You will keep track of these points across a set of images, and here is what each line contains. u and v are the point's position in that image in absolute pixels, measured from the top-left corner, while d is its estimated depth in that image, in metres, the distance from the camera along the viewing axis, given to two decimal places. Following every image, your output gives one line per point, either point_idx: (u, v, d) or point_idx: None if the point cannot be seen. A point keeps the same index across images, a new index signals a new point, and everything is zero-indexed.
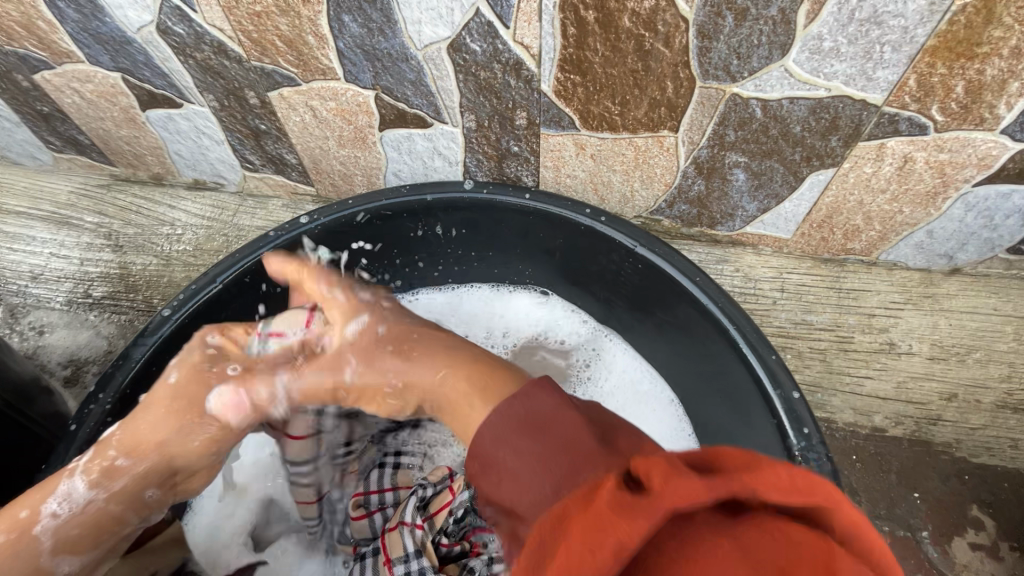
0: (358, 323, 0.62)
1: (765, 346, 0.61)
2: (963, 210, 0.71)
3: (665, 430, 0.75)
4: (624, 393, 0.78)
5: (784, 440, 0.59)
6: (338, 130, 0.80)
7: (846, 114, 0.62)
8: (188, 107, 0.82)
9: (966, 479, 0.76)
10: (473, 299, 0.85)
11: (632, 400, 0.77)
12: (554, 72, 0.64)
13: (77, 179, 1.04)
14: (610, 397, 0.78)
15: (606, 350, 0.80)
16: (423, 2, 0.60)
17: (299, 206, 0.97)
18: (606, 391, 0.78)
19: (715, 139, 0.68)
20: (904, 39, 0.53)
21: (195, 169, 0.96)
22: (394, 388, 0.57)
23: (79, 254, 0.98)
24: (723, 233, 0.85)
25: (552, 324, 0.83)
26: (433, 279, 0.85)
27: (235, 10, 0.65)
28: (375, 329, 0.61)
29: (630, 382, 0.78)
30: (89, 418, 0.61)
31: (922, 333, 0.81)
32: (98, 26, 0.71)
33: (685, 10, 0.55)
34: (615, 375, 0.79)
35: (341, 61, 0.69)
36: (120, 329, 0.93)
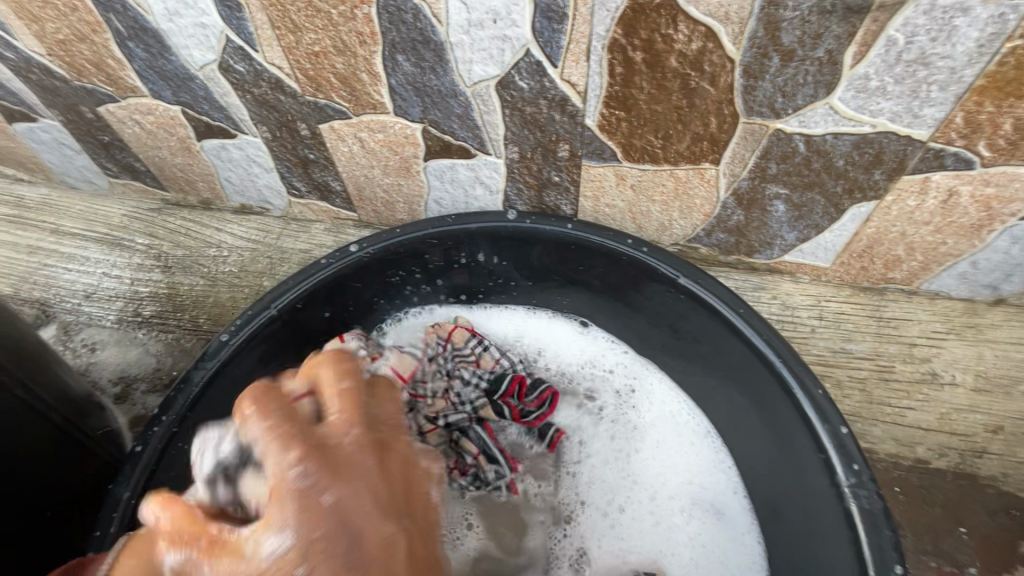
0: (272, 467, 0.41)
1: (812, 381, 0.61)
2: (1008, 243, 0.71)
3: (705, 464, 0.75)
4: (663, 425, 0.78)
5: (831, 476, 0.59)
6: (384, 160, 0.83)
7: (890, 149, 0.62)
8: (241, 138, 0.86)
9: (1015, 514, 0.74)
10: (505, 319, 0.86)
11: (671, 433, 0.77)
12: (599, 108, 0.66)
13: (130, 202, 1.09)
14: (650, 429, 0.78)
15: (644, 379, 0.81)
16: (475, 43, 0.62)
17: (342, 230, 1.00)
18: (645, 425, 0.78)
19: (756, 172, 0.69)
20: (952, 79, 0.54)
21: (244, 195, 1.00)
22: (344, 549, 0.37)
23: (130, 275, 1.03)
24: (761, 261, 0.85)
25: (591, 350, 0.83)
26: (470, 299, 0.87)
27: (294, 50, 0.69)
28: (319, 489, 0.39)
29: (669, 413, 0.78)
30: (154, 439, 0.65)
31: (966, 364, 0.80)
32: (164, 64, 0.76)
33: (732, 51, 0.57)
34: (655, 407, 0.79)
35: (392, 97, 0.72)
36: (168, 347, 0.97)
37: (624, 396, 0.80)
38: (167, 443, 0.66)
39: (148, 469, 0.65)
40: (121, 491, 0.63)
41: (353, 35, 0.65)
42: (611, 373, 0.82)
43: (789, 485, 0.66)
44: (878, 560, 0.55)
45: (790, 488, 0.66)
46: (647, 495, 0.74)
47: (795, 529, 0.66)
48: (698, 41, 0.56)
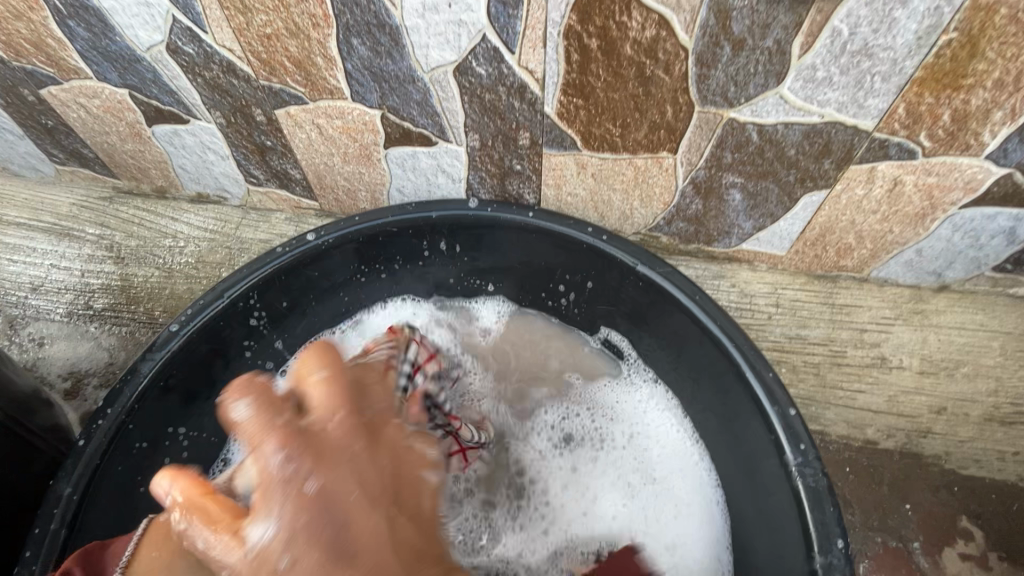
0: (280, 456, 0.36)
1: (761, 363, 0.62)
2: (950, 231, 0.73)
3: (684, 482, 0.74)
4: (642, 439, 0.78)
5: (779, 456, 0.60)
6: (343, 148, 0.81)
7: (838, 139, 0.64)
8: (194, 123, 0.83)
9: (956, 490, 0.78)
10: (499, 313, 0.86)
11: (659, 441, 0.77)
12: (557, 96, 0.66)
13: (79, 191, 1.04)
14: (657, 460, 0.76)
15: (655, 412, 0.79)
16: (430, 27, 0.61)
17: (303, 220, 0.98)
18: (633, 436, 0.78)
19: (712, 161, 0.71)
20: (893, 70, 0.56)
21: (200, 182, 0.97)
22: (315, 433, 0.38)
23: (81, 266, 0.98)
24: (720, 250, 0.87)
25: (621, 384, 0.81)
26: (447, 284, 0.86)
27: (245, 32, 0.67)
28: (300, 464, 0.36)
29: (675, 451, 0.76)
30: (99, 433, 0.63)
31: (912, 348, 0.84)
32: (108, 45, 0.73)
33: (684, 39, 0.57)
34: (644, 430, 0.78)
35: (348, 82, 0.70)
36: (121, 341, 0.93)
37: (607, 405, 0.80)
38: (113, 437, 0.64)
39: (91, 465, 0.63)
40: (63, 486, 0.60)
41: (306, 17, 0.63)
42: (605, 394, 0.81)
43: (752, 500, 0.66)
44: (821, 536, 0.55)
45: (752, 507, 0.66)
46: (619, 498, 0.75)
47: (755, 534, 0.65)
48: (651, 29, 0.57)
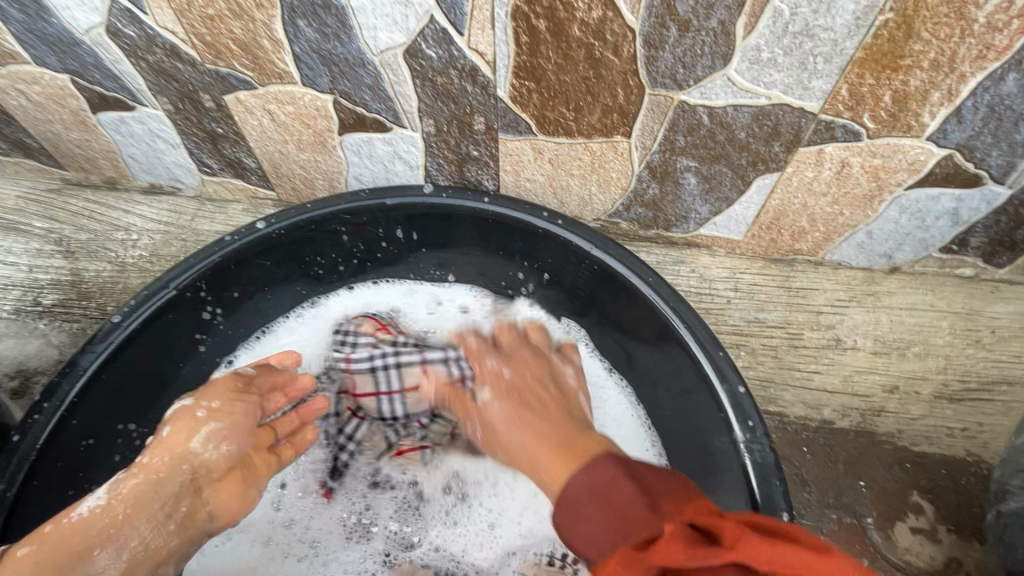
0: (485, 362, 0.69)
1: (713, 344, 0.63)
2: (897, 213, 0.75)
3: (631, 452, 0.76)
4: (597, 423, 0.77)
5: (729, 434, 0.61)
6: (297, 134, 0.79)
7: (786, 121, 0.65)
8: (141, 110, 0.81)
9: (908, 467, 0.80)
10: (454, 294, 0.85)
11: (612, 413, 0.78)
12: (509, 79, 0.66)
13: (25, 183, 1.00)
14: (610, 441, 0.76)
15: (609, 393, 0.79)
16: (377, 8, 0.60)
17: (260, 210, 0.96)
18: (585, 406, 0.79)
19: (666, 145, 0.71)
20: (834, 51, 0.57)
21: (151, 173, 0.94)
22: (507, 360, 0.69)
23: (28, 260, 0.95)
24: (679, 235, 0.88)
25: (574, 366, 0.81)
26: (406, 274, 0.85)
27: (187, 13, 0.65)
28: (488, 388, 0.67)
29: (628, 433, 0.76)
30: (35, 429, 0.61)
31: (866, 329, 0.86)
32: (45, 27, 0.70)
33: (631, 20, 0.57)
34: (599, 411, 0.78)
35: (297, 65, 0.69)
36: (72, 337, 0.90)
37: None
38: (51, 433, 0.62)
39: (26, 461, 0.60)
40: None
41: None
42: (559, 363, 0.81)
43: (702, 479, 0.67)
44: (767, 509, 0.57)
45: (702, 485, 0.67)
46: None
47: None
48: (598, 9, 0.57)
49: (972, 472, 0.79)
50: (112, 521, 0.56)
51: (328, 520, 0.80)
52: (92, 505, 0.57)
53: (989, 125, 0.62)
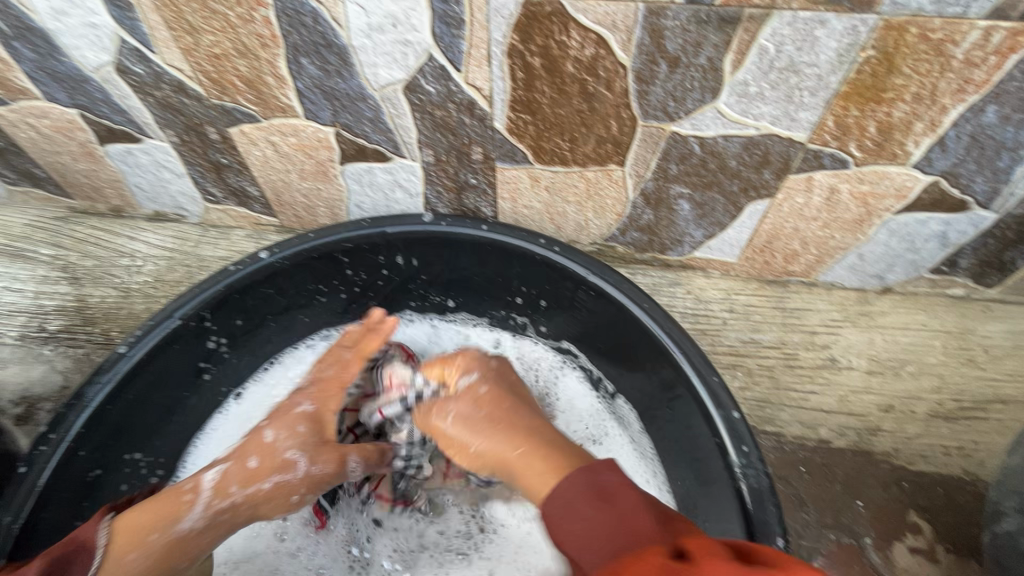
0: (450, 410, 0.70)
1: (708, 369, 0.64)
2: (887, 236, 0.77)
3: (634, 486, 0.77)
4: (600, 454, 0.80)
5: (725, 458, 0.62)
6: (299, 164, 0.81)
7: (775, 150, 0.67)
8: (148, 142, 0.83)
9: (905, 486, 0.80)
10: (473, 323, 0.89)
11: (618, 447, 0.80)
12: (505, 112, 0.68)
13: (32, 211, 1.02)
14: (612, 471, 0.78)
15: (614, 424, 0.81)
16: (377, 47, 0.62)
17: (263, 236, 0.97)
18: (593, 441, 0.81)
19: (659, 173, 0.73)
20: (820, 85, 0.59)
21: (156, 201, 0.96)
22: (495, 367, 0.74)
23: (34, 287, 0.96)
24: (674, 258, 0.89)
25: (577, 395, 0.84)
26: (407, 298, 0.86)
27: (193, 52, 0.67)
28: (478, 387, 0.70)
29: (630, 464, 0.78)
30: (42, 459, 0.62)
31: (861, 349, 0.87)
32: (55, 65, 0.72)
33: (623, 58, 0.59)
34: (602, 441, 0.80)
35: (300, 100, 0.71)
36: (77, 363, 0.90)
37: (568, 407, 0.83)
38: (57, 464, 0.63)
39: (34, 493, 0.61)
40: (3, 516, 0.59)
41: (254, 37, 0.64)
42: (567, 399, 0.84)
43: (699, 503, 0.68)
44: (761, 535, 0.57)
45: (699, 508, 0.68)
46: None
47: None
48: (590, 47, 0.59)
49: (969, 491, 0.79)
50: (194, 544, 0.64)
51: (329, 551, 0.80)
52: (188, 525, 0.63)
53: (972, 153, 0.63)
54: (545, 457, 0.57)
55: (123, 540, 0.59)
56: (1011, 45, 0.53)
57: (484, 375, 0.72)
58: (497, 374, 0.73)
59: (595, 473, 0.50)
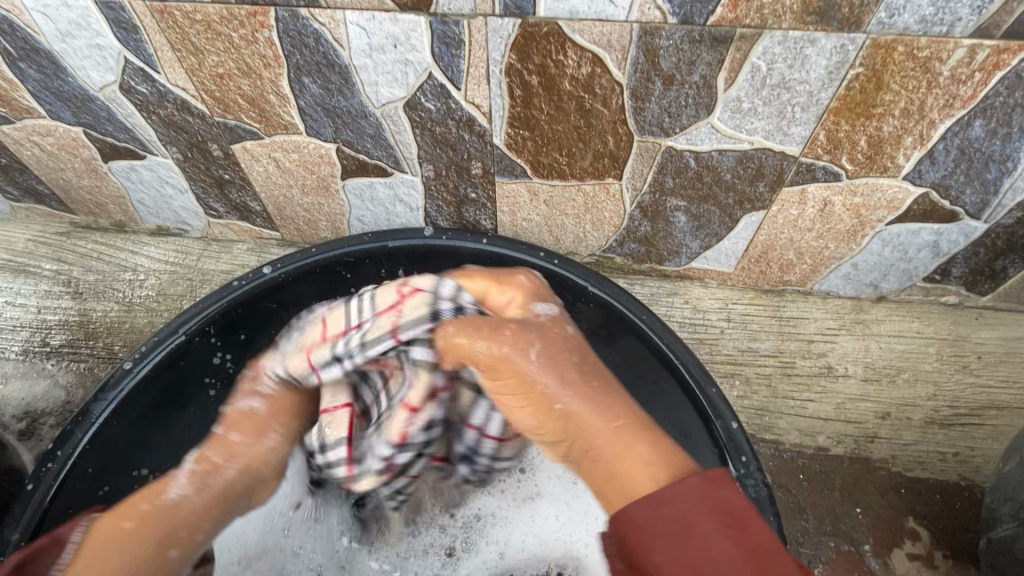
0: (544, 310, 0.57)
1: (706, 380, 0.65)
2: (880, 246, 0.78)
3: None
4: None
5: (724, 468, 0.62)
6: (301, 180, 0.83)
7: (769, 164, 0.68)
8: (151, 159, 0.84)
9: (903, 492, 0.80)
10: None
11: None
12: (504, 128, 0.69)
13: (35, 227, 1.03)
14: None
15: None
16: (379, 66, 0.64)
17: (264, 250, 0.98)
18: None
19: (656, 186, 0.74)
20: (811, 101, 0.60)
21: (159, 216, 0.97)
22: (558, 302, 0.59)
23: (37, 302, 0.97)
24: (672, 268, 0.91)
25: None
26: None
27: (197, 72, 0.68)
28: (565, 325, 0.55)
29: None
30: (48, 476, 0.63)
31: (857, 357, 0.88)
32: (61, 85, 0.73)
33: (619, 75, 0.61)
34: None
35: (302, 118, 0.72)
36: (79, 377, 0.90)
37: None
38: (62, 480, 0.63)
39: (40, 510, 0.62)
40: (11, 532, 0.60)
41: (257, 57, 0.65)
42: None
43: None
44: None
45: None
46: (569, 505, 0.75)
47: None
48: (587, 66, 0.60)
49: (966, 496, 0.79)
50: (188, 521, 0.55)
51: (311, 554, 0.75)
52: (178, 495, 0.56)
53: (961, 165, 0.65)
54: (650, 443, 0.45)
55: (102, 524, 0.53)
56: (995, 63, 0.54)
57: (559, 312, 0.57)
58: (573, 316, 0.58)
59: (713, 485, 0.42)
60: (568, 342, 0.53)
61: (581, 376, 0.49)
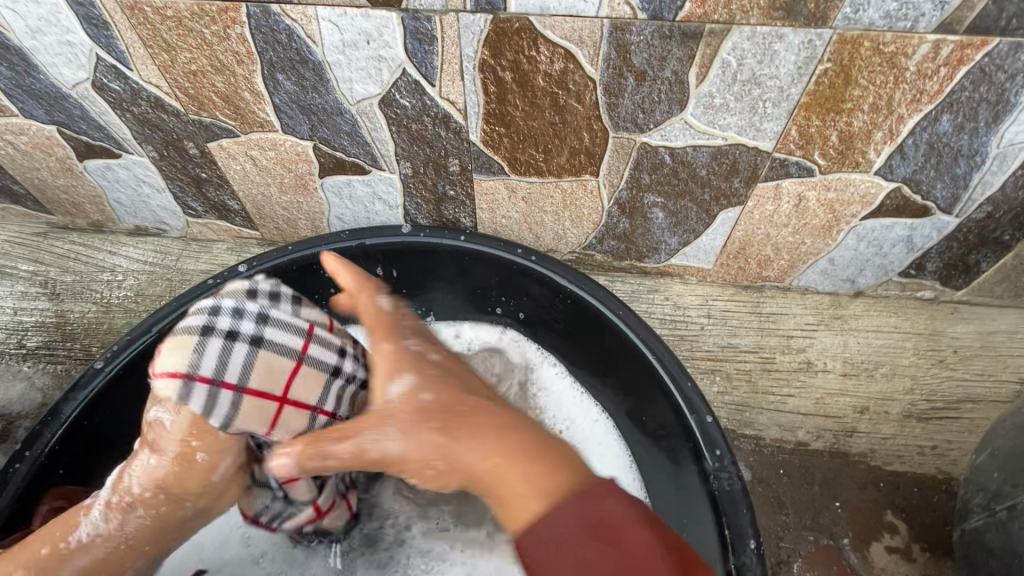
0: (399, 383, 0.53)
1: (681, 375, 0.65)
2: (855, 241, 0.79)
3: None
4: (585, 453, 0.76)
5: (699, 463, 0.63)
6: (279, 178, 0.82)
7: (743, 159, 0.69)
8: (127, 158, 0.83)
9: (881, 486, 0.81)
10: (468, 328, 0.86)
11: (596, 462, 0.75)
12: (480, 125, 0.69)
13: (12, 227, 1.02)
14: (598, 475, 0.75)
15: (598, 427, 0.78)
16: (352, 63, 0.64)
17: (244, 249, 0.98)
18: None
19: (632, 182, 0.74)
20: (781, 97, 0.60)
21: (137, 216, 0.96)
22: (416, 351, 0.57)
23: (13, 303, 0.95)
24: (652, 265, 0.91)
25: (557, 394, 0.80)
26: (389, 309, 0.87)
27: (170, 69, 0.68)
28: (420, 395, 0.52)
29: (615, 467, 0.75)
30: (15, 477, 0.61)
31: (835, 352, 0.89)
32: (33, 83, 0.73)
33: (591, 71, 0.61)
34: (588, 441, 0.77)
35: (277, 115, 0.72)
36: (55, 379, 0.89)
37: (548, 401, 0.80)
38: (30, 480, 0.62)
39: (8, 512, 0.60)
40: None
41: (230, 54, 0.65)
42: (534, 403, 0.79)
43: (675, 508, 0.68)
44: (735, 538, 0.58)
45: (675, 512, 0.68)
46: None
47: None
48: (559, 62, 0.61)
49: (944, 489, 0.80)
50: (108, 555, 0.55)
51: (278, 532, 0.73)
52: (89, 532, 0.54)
53: (930, 160, 0.66)
54: (527, 466, 0.46)
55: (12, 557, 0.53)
56: (960, 58, 0.55)
57: (420, 371, 0.54)
58: (441, 371, 0.55)
59: (589, 499, 0.43)
60: (430, 402, 0.51)
61: (448, 437, 0.49)
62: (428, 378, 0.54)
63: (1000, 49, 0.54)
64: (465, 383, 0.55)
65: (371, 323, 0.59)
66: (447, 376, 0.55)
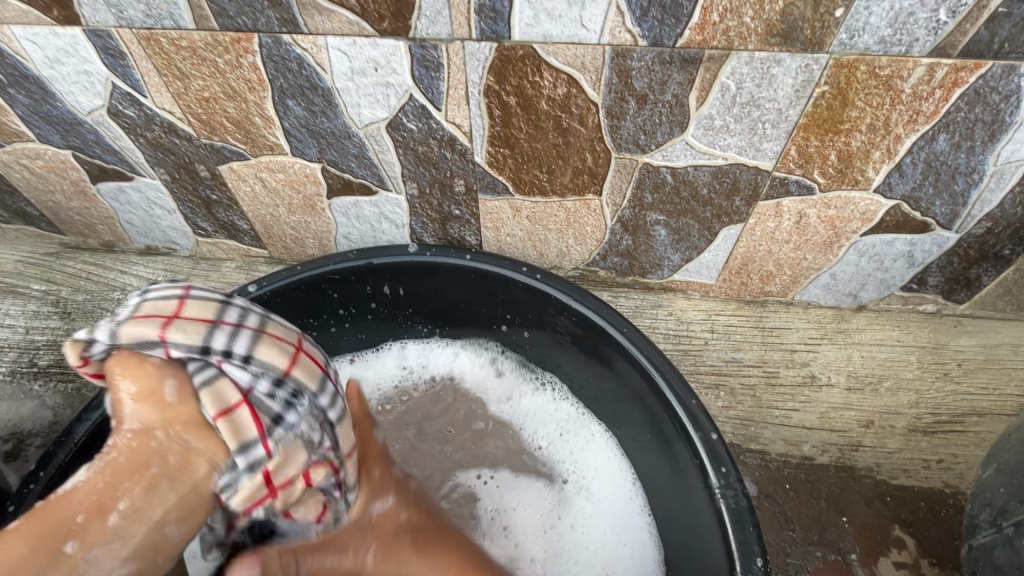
0: (381, 503, 0.63)
1: (686, 392, 0.66)
2: (856, 256, 0.80)
3: (618, 514, 0.76)
4: (582, 470, 0.80)
5: (705, 480, 0.63)
6: (288, 199, 0.84)
7: (744, 178, 0.70)
8: (139, 180, 0.85)
9: (888, 500, 0.81)
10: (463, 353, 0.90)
11: (596, 473, 0.79)
12: (485, 147, 0.71)
13: (25, 248, 1.04)
14: (596, 490, 0.78)
15: (593, 441, 0.82)
16: (361, 89, 0.65)
17: (253, 268, 0.99)
18: (567, 471, 0.81)
19: (635, 202, 0.76)
20: (780, 118, 0.62)
21: (147, 236, 0.98)
22: (401, 478, 0.68)
23: (25, 322, 0.97)
24: (655, 281, 0.92)
25: (547, 412, 0.85)
26: (396, 327, 0.88)
27: (184, 96, 0.70)
28: (398, 514, 0.63)
29: (614, 480, 0.78)
30: (30, 498, 0.62)
31: (839, 366, 0.89)
32: (50, 110, 0.75)
33: (594, 95, 0.63)
34: (582, 458, 0.81)
35: (287, 139, 0.74)
36: (66, 398, 0.90)
37: (540, 419, 0.85)
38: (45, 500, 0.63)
39: None
40: None
41: (241, 81, 0.67)
42: (532, 419, 0.85)
43: (681, 523, 0.69)
44: (742, 556, 0.58)
45: (681, 528, 0.69)
46: (555, 518, 0.78)
47: (689, 559, 0.67)
48: (562, 87, 0.62)
49: (951, 504, 0.79)
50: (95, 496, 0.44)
51: None
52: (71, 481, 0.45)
53: (928, 178, 0.67)
54: None
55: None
56: (954, 80, 0.56)
57: (400, 495, 0.65)
58: (414, 494, 0.66)
59: None
60: (404, 526, 0.62)
61: (418, 553, 0.59)
62: (405, 503, 0.64)
63: (994, 71, 0.55)
64: (430, 508, 0.66)
65: (363, 448, 0.65)
66: (418, 501, 0.66)
